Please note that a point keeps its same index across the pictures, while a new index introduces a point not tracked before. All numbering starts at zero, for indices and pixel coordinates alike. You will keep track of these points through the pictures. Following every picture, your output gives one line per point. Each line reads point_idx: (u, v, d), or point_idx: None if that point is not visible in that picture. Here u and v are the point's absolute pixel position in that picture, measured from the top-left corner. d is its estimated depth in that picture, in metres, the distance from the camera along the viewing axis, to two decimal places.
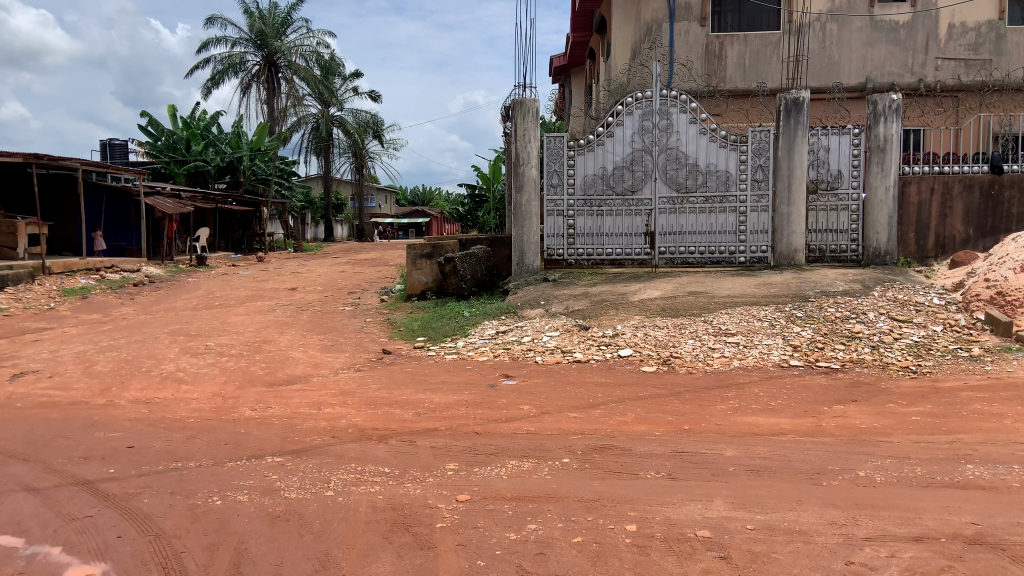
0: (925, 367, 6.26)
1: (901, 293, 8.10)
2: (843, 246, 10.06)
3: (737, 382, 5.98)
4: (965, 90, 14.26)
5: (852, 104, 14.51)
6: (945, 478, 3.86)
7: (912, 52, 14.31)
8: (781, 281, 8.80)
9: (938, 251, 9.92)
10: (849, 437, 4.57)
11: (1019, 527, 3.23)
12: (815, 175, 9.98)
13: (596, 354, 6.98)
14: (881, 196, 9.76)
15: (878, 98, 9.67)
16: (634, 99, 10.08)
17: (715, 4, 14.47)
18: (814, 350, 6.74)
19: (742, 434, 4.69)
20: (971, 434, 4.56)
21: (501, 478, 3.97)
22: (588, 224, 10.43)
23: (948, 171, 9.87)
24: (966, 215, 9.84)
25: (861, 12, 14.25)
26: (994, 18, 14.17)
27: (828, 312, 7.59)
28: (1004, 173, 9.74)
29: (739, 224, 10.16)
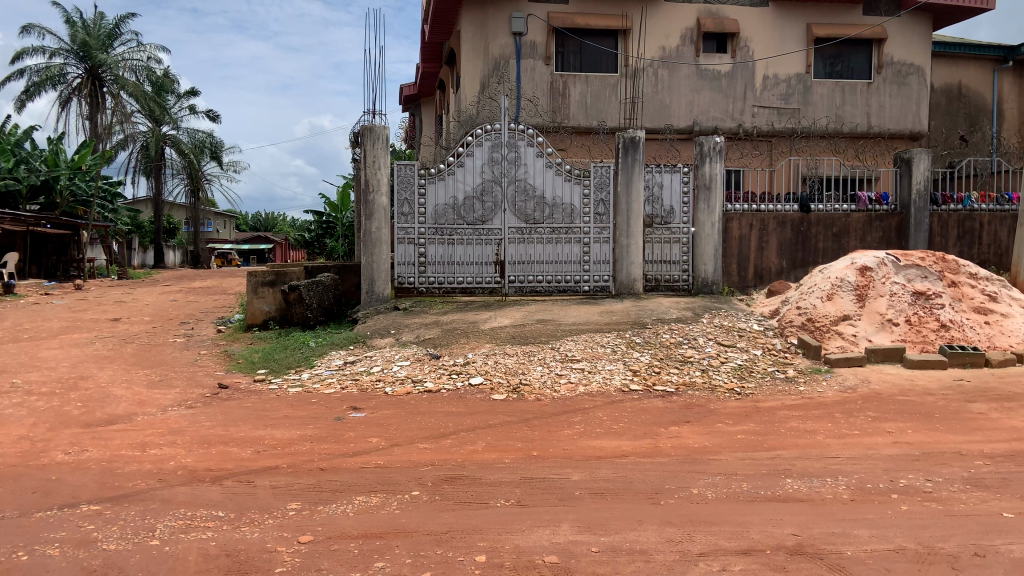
0: (748, 389, 6.78)
1: (725, 319, 8.77)
2: (676, 276, 10.71)
3: (583, 408, 6.17)
4: (777, 136, 15.85)
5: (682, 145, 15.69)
6: (767, 492, 4.19)
7: (732, 100, 15.72)
8: (622, 309, 9.24)
9: (756, 280, 10.89)
10: (683, 457, 4.85)
11: (833, 537, 3.56)
12: (650, 210, 10.58)
13: (447, 382, 6.94)
14: (707, 230, 10.55)
15: (704, 140, 10.48)
16: (483, 131, 10.28)
17: (559, 45, 15.13)
18: (652, 375, 7.10)
19: (587, 458, 4.84)
20: (788, 450, 4.99)
21: (346, 516, 3.83)
22: (438, 253, 10.44)
23: (765, 209, 10.89)
24: (779, 248, 10.91)
25: (689, 60, 15.52)
26: (801, 72, 15.87)
27: (663, 338, 8.05)
28: (811, 211, 10.94)
29: (583, 254, 10.56)
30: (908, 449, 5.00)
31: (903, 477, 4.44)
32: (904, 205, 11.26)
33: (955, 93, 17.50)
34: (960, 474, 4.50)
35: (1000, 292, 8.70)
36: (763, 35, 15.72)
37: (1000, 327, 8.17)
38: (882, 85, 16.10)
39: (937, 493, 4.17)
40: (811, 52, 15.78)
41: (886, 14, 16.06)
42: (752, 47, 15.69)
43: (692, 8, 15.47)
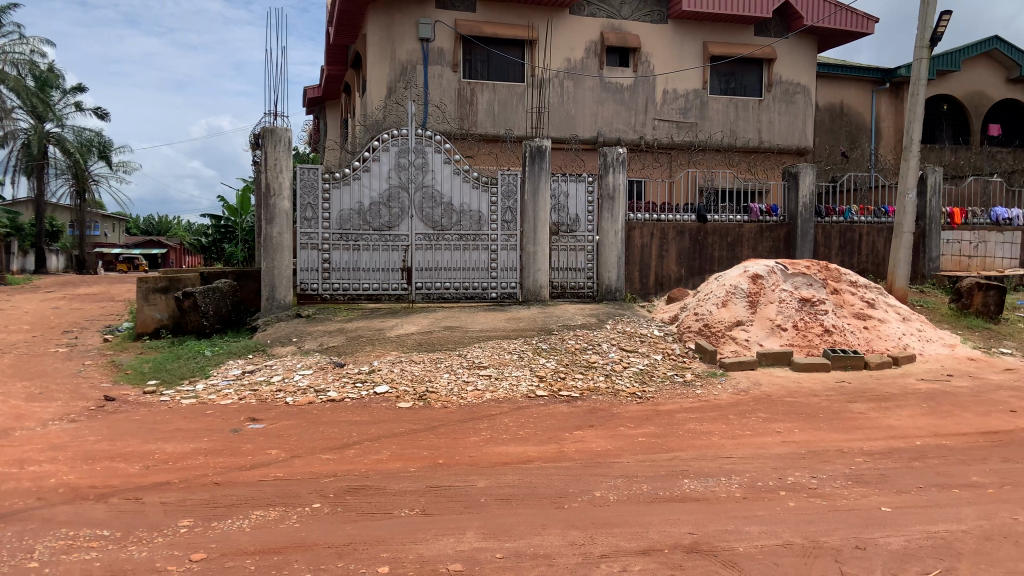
0: (649, 392, 6.98)
1: (628, 325, 9.01)
2: (581, 283, 10.91)
3: (489, 414, 6.18)
4: (677, 148, 16.46)
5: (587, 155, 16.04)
6: (666, 493, 4.32)
7: (635, 112, 16.22)
8: (528, 316, 9.33)
9: (656, 288, 11.28)
10: (586, 460, 4.94)
11: (726, 534, 3.71)
12: (557, 218, 10.74)
13: (351, 391, 6.81)
14: (611, 238, 10.83)
15: (607, 151, 10.77)
16: (389, 136, 10.17)
17: (466, 52, 15.18)
18: (557, 380, 7.19)
19: (492, 464, 4.85)
20: (686, 450, 5.18)
21: (243, 531, 3.69)
22: (343, 259, 10.24)
23: (665, 219, 11.29)
24: (678, 257, 11.34)
25: (593, 73, 15.91)
26: (699, 88, 16.56)
27: (568, 344, 8.18)
28: (707, 222, 11.46)
29: (490, 261, 10.60)
30: (795, 447, 5.29)
31: (791, 474, 4.69)
32: (792, 217, 11.93)
33: (836, 112, 18.71)
34: (842, 471, 4.79)
35: (877, 299, 9.34)
36: (663, 51, 16.32)
37: (877, 331, 8.75)
38: (773, 103, 17.01)
39: (821, 489, 4.43)
40: (707, 68, 16.49)
41: (775, 35, 16.98)
42: (652, 62, 16.25)
43: (595, 22, 15.88)
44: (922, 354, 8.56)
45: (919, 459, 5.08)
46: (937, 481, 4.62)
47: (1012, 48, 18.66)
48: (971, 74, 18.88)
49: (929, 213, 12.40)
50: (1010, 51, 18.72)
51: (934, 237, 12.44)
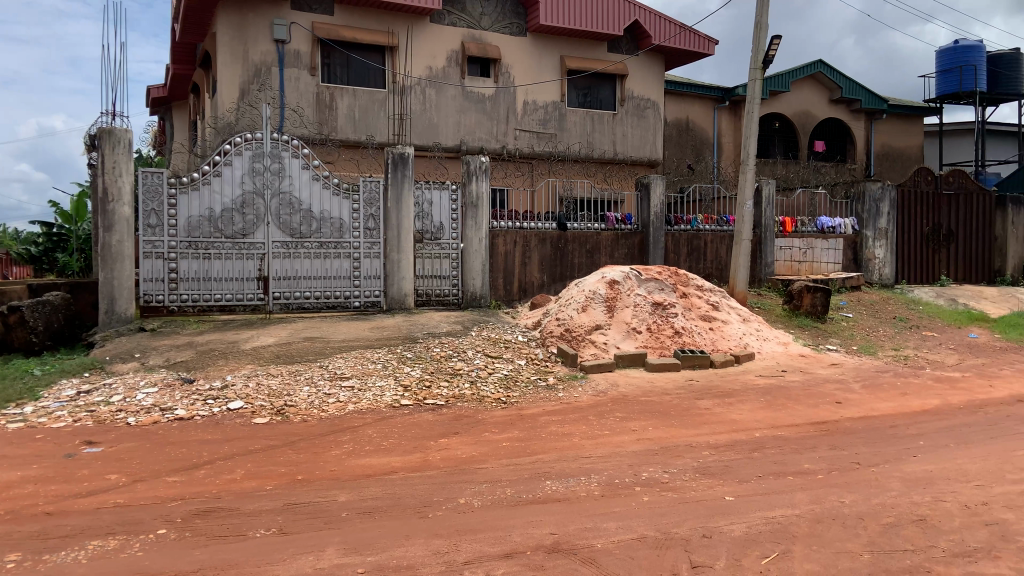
0: (513, 397, 7.09)
1: (493, 332, 9.12)
2: (446, 290, 10.91)
3: (352, 426, 6.04)
4: (537, 158, 16.88)
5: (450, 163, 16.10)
6: (529, 495, 4.41)
7: (496, 122, 16.48)
8: (393, 324, 9.21)
9: (520, 294, 11.51)
10: (451, 468, 4.95)
11: (585, 531, 3.84)
12: (420, 225, 10.69)
13: (202, 408, 6.43)
14: (475, 246, 10.93)
15: (470, 159, 10.88)
16: (242, 140, 9.74)
17: (324, 56, 14.82)
18: (422, 389, 7.14)
19: (355, 477, 4.75)
20: (547, 453, 5.31)
21: (78, 564, 3.38)
22: (193, 268, 9.66)
23: (528, 226, 11.53)
24: (540, 264, 11.63)
25: (455, 81, 16.01)
26: (557, 100, 17.08)
27: (433, 352, 8.16)
28: (567, 230, 11.84)
29: (352, 269, 10.37)
30: (649, 444, 5.56)
31: (645, 470, 4.93)
32: (644, 225, 12.57)
33: (684, 126, 19.93)
34: (691, 464, 5.09)
35: (721, 302, 10.02)
36: (522, 63, 16.70)
37: (721, 332, 9.38)
38: (625, 116, 17.85)
39: (672, 483, 4.68)
40: (564, 81, 17.05)
41: (627, 52, 17.85)
42: (512, 73, 16.59)
43: (456, 32, 16.00)
44: (761, 352, 9.27)
45: (759, 450, 5.50)
46: (774, 469, 5.02)
47: (832, 72, 20.68)
48: (799, 95, 20.70)
49: (764, 222, 13.48)
50: (831, 75, 20.73)
51: (769, 244, 13.56)
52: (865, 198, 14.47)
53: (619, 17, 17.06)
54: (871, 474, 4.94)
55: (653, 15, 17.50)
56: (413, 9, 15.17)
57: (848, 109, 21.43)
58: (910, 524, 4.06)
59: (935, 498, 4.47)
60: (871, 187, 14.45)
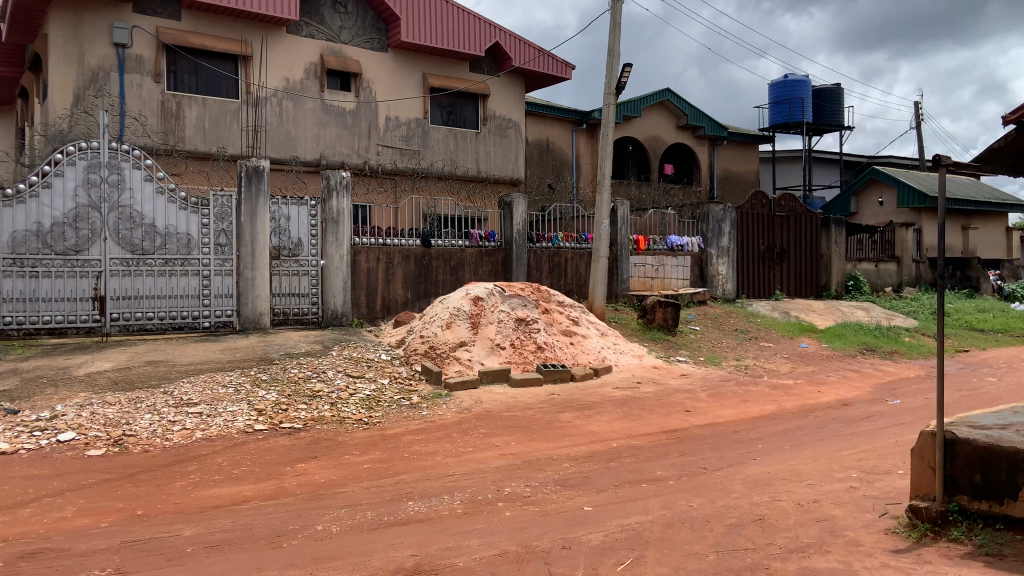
0: (375, 418, 6.95)
1: (354, 351, 8.90)
2: (305, 309, 10.54)
3: (200, 454, 5.68)
4: (400, 174, 16.75)
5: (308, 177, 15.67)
6: (389, 517, 4.32)
7: (357, 137, 16.22)
8: (246, 345, 8.79)
9: (383, 311, 11.34)
10: (308, 494, 4.76)
11: (448, 550, 3.81)
12: (277, 241, 10.29)
13: (25, 442, 5.81)
14: (336, 262, 10.66)
15: (330, 174, 10.64)
16: (76, 149, 8.99)
17: (171, 62, 14.01)
18: (278, 413, 6.84)
19: (203, 509, 4.46)
20: (410, 473, 5.25)
21: None
22: (15, 288, 8.77)
23: (391, 243, 11.41)
24: (404, 281, 11.52)
25: (314, 95, 15.62)
26: (420, 117, 17.07)
27: (291, 374, 7.84)
28: (431, 246, 11.83)
29: (202, 287, 9.81)
30: (512, 459, 5.63)
31: (508, 485, 4.98)
32: (508, 242, 12.79)
33: (544, 147, 20.52)
34: (552, 477, 5.20)
35: (581, 317, 10.35)
36: (384, 78, 16.57)
37: (581, 346, 9.68)
38: (488, 135, 18.12)
39: (534, 497, 4.75)
40: (427, 99, 17.08)
41: (488, 73, 18.18)
42: (374, 88, 16.41)
43: (315, 44, 15.65)
44: (618, 364, 9.64)
45: (616, 459, 5.71)
46: (630, 478, 5.22)
47: (679, 100, 22.10)
48: (650, 120, 21.93)
49: (620, 240, 14.10)
50: (678, 103, 22.16)
51: (624, 261, 14.18)
52: (709, 219, 15.57)
53: (480, 38, 17.43)
54: (717, 478, 5.26)
55: (512, 38, 18.01)
56: (269, 19, 14.69)
57: (694, 135, 22.98)
58: (751, 523, 4.35)
59: (773, 498, 4.82)
60: (714, 209, 15.61)
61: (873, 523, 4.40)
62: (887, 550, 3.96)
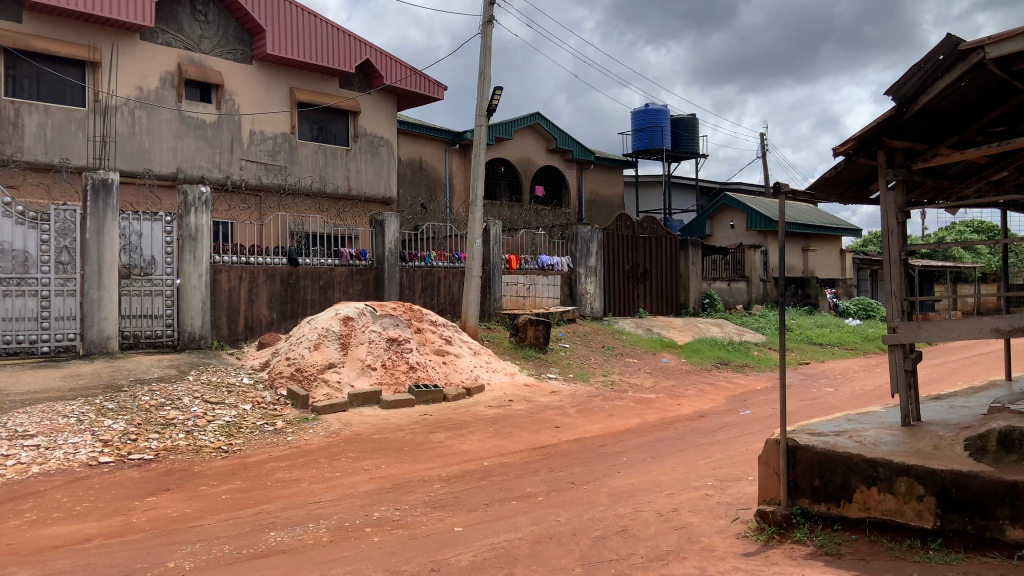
0: (235, 446, 6.61)
1: (213, 375, 8.44)
2: (158, 331, 9.90)
3: (36, 491, 5.18)
4: (264, 191, 16.16)
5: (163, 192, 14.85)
6: (249, 550, 4.12)
7: (218, 151, 15.52)
8: (91, 371, 8.13)
9: (246, 333, 10.85)
10: (160, 529, 4.46)
11: None
12: (127, 259, 9.63)
13: None
14: (194, 282, 10.10)
15: (188, 189, 10.11)
16: None
17: (7, 65, 12.88)
18: (127, 443, 6.36)
19: (37, 551, 4.06)
20: (273, 502, 5.03)
21: None
22: None
23: (255, 262, 10.96)
24: (269, 301, 11.11)
25: (170, 105, 14.83)
26: (287, 132, 16.56)
27: (142, 401, 7.32)
28: (298, 265, 11.47)
29: (40, 309, 9.00)
30: (381, 483, 5.53)
31: (377, 510, 4.88)
32: (379, 261, 12.63)
33: (417, 166, 20.49)
34: (422, 499, 5.15)
35: (453, 336, 10.37)
36: (248, 91, 15.98)
37: (453, 365, 9.68)
38: (358, 153, 17.85)
39: (403, 520, 4.68)
40: (295, 114, 16.63)
41: (359, 89, 17.97)
42: (236, 101, 15.79)
43: (172, 52, 14.89)
44: (490, 383, 9.71)
45: (487, 478, 5.74)
46: (500, 496, 5.26)
47: (549, 124, 22.78)
48: (522, 142, 22.43)
49: (492, 259, 14.27)
50: (548, 127, 22.84)
51: (496, 280, 14.35)
52: (578, 239, 16.10)
53: (351, 55, 17.24)
54: (584, 492, 5.40)
55: (383, 56, 17.95)
56: (121, 24, 13.81)
57: (563, 158, 23.75)
58: (615, 535, 4.50)
59: (636, 509, 5.01)
60: (582, 230, 16.17)
61: (727, 528, 4.67)
62: (738, 554, 4.20)
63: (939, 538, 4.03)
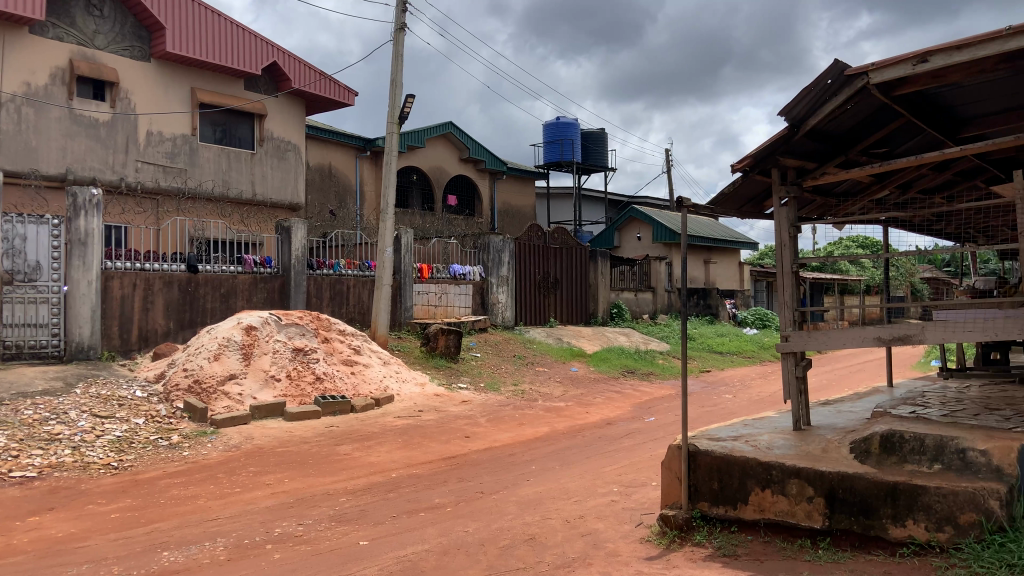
0: (127, 462, 6.26)
1: (103, 388, 7.97)
2: (43, 341, 9.28)
3: None
4: (162, 194, 15.45)
5: (51, 194, 14.03)
6: (141, 571, 3.91)
7: (112, 151, 14.74)
8: None
9: (141, 343, 10.33)
10: (41, 551, 4.16)
11: None
12: (8, 265, 8.99)
13: None
14: (83, 289, 9.53)
15: (78, 191, 9.56)
16: None
17: None
18: (5, 461, 5.91)
19: None
20: (167, 520, 4.79)
21: None
22: None
23: (151, 269, 10.45)
24: (166, 309, 10.62)
25: (59, 102, 13.99)
26: (187, 133, 15.89)
27: (23, 416, 6.82)
28: (198, 272, 11.02)
29: None
30: (284, 497, 5.36)
31: (278, 526, 4.72)
32: (285, 269, 12.29)
33: (326, 172, 20.10)
34: (326, 513, 5.02)
35: (362, 345, 10.20)
36: (146, 89, 15.26)
37: (362, 375, 9.51)
38: (264, 157, 17.34)
39: (307, 535, 4.55)
40: (197, 115, 15.99)
41: (265, 92, 17.50)
42: (133, 99, 15.05)
43: (63, 47, 14.05)
44: (399, 394, 9.59)
45: (394, 490, 5.66)
46: (408, 508, 5.20)
47: (462, 134, 22.83)
48: (434, 151, 22.37)
49: (403, 268, 14.13)
50: (461, 136, 22.88)
51: (407, 289, 14.22)
52: (490, 248, 16.17)
53: (257, 57, 16.77)
54: (492, 502, 5.40)
55: (292, 59, 17.56)
56: (7, 14, 12.94)
57: (476, 168, 23.83)
58: (523, 543, 4.52)
59: (543, 517, 5.05)
60: (494, 240, 16.27)
61: (631, 533, 4.78)
62: (641, 558, 4.30)
63: (827, 537, 4.24)
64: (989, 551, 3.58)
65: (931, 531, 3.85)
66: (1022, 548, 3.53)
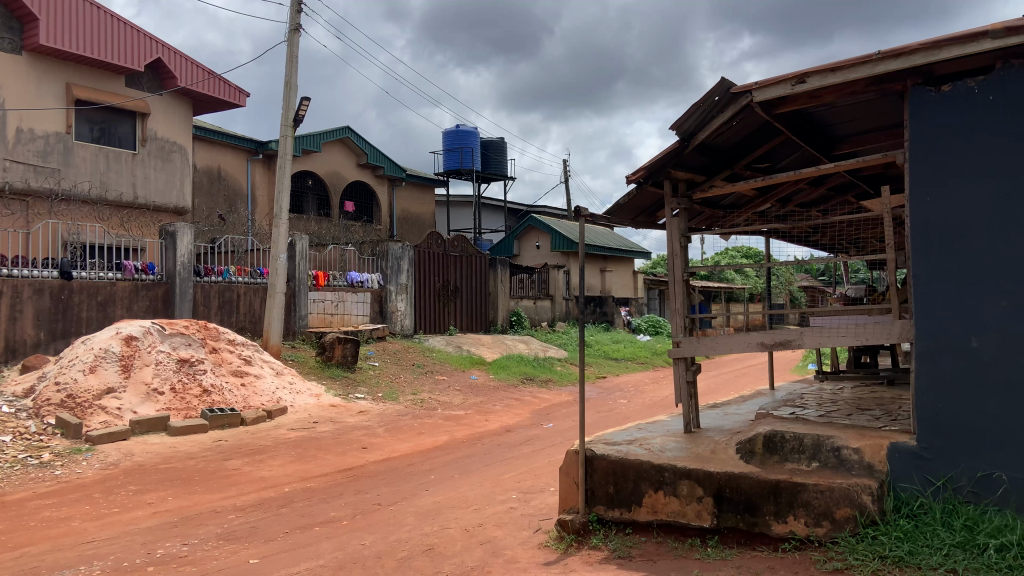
0: None
1: None
2: None
3: None
4: (33, 195, 14.26)
5: None
6: None
7: None
8: None
9: (7, 355, 9.51)
10: None
11: None
12: None
13: None
14: None
15: None
16: None
17: None
18: None
19: None
20: (35, 545, 4.42)
21: None
22: None
23: (17, 274, 9.66)
24: (35, 318, 9.84)
25: None
26: (61, 131, 14.80)
27: None
28: (72, 279, 10.28)
29: None
30: (167, 517, 5.06)
31: (160, 547, 4.45)
32: (169, 276, 11.65)
33: (215, 175, 19.27)
34: (214, 531, 4.78)
35: (253, 356, 9.80)
36: (15, 83, 14.10)
37: (253, 387, 9.14)
38: (147, 158, 16.43)
39: (192, 556, 4.31)
40: (72, 111, 14.93)
41: (148, 90, 16.60)
42: (1, 94, 13.86)
43: None
44: (293, 405, 9.27)
45: (287, 505, 5.45)
46: (301, 523, 5.02)
47: (359, 139, 22.45)
48: (330, 156, 21.87)
49: (298, 275, 13.70)
50: (358, 142, 22.49)
51: (302, 296, 13.80)
52: (388, 256, 15.96)
53: (140, 53, 15.94)
54: (389, 514, 5.30)
55: (177, 56, 16.81)
56: None
57: (374, 174, 23.48)
58: (421, 554, 4.45)
59: (443, 526, 5.00)
60: (392, 247, 16.08)
61: (529, 539, 4.81)
62: (539, 564, 4.32)
63: (715, 535, 4.42)
64: (863, 544, 3.84)
65: (811, 526, 4.08)
66: (890, 540, 3.83)
